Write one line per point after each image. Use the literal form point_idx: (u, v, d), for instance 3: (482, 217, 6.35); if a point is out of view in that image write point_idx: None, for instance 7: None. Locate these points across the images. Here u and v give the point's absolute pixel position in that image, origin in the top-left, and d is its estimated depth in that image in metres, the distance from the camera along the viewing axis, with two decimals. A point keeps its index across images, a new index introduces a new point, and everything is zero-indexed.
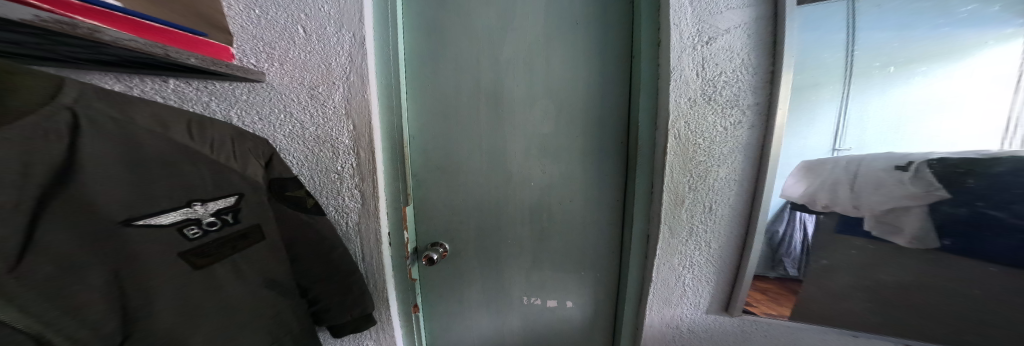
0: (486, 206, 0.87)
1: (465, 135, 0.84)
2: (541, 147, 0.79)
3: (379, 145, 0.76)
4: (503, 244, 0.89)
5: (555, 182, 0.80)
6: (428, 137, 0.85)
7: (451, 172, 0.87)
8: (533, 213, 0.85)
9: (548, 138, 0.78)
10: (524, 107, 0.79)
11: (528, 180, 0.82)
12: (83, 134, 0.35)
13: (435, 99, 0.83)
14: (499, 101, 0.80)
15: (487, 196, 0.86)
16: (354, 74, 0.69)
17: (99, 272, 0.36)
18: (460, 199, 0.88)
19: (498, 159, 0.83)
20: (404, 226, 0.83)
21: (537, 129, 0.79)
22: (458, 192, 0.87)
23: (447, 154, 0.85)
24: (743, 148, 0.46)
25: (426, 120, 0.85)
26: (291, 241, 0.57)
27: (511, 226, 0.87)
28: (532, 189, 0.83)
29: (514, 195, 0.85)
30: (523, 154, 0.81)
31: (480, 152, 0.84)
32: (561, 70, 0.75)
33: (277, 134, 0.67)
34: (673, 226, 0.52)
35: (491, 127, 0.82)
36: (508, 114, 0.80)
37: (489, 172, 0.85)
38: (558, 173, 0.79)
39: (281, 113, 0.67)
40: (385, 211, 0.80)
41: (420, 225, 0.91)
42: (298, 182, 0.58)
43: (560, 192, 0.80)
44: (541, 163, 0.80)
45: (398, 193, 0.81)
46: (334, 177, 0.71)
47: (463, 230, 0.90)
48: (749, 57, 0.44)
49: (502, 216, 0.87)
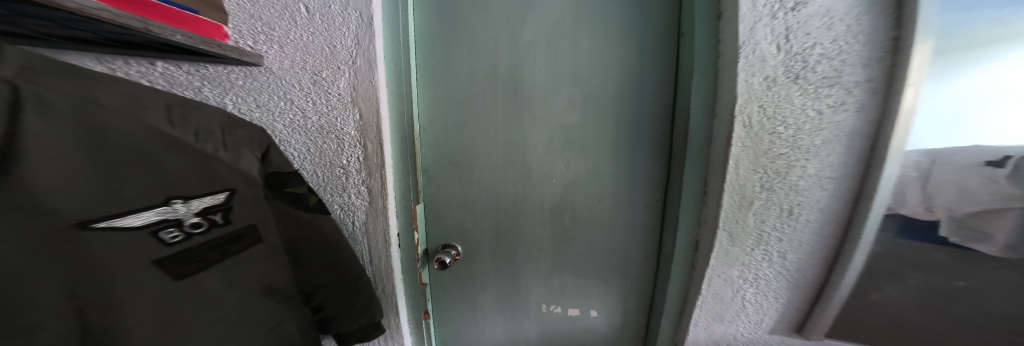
0: (503, 205, 0.80)
1: (480, 127, 0.76)
2: (567, 141, 0.72)
3: (387, 136, 0.69)
4: (521, 246, 0.82)
5: (581, 179, 0.72)
6: (440, 130, 0.79)
7: (465, 168, 0.80)
8: (554, 213, 0.77)
9: (575, 131, 0.71)
10: (547, 96, 0.71)
11: (551, 177, 0.75)
12: (25, 114, 0.28)
13: (448, 87, 0.76)
14: (519, 89, 0.73)
15: (505, 194, 0.79)
16: (360, 57, 0.62)
17: (51, 285, 0.29)
18: (475, 198, 0.81)
19: (518, 154, 0.76)
20: (415, 227, 0.77)
21: (563, 120, 0.71)
22: (472, 188, 0.81)
23: (461, 148, 0.78)
24: (845, 137, 0.37)
25: (439, 111, 0.78)
26: (293, 243, 0.51)
27: (529, 227, 0.80)
28: (553, 187, 0.75)
29: (535, 194, 0.77)
30: (546, 148, 0.74)
31: (498, 147, 0.77)
32: (590, 54, 0.67)
33: (276, 124, 0.60)
34: (734, 232, 0.44)
35: (509, 119, 0.74)
36: (530, 104, 0.73)
37: (507, 168, 0.77)
38: (586, 169, 0.71)
39: (281, 101, 0.60)
40: (393, 209, 0.74)
41: (430, 224, 0.85)
42: (299, 177, 0.51)
43: (586, 191, 0.72)
44: (565, 158, 0.73)
45: (408, 189, 0.75)
46: (339, 172, 0.65)
47: (477, 231, 0.84)
48: (856, 22, 0.35)
49: (520, 217, 0.80)
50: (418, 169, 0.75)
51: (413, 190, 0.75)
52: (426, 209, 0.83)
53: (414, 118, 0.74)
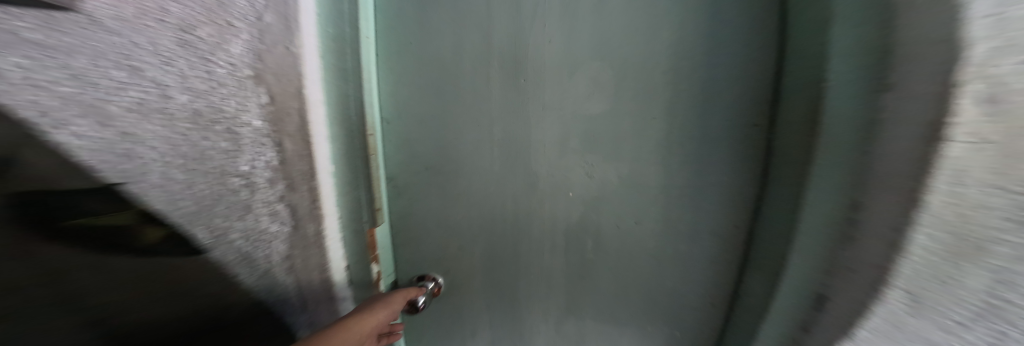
0: (500, 222, 0.63)
1: (466, 123, 0.58)
2: (587, 139, 0.52)
3: (319, 133, 0.48)
4: (523, 273, 0.66)
5: (605, 190, 0.52)
6: (413, 129, 0.60)
7: (446, 177, 0.62)
8: (565, 234, 0.59)
9: (600, 125, 0.50)
10: (558, 78, 0.52)
11: (560, 187, 0.56)
12: None
13: (423, 73, 0.58)
14: (519, 71, 0.54)
15: (499, 210, 0.62)
16: (271, 12, 0.40)
17: None
18: (458, 214, 0.65)
19: (517, 158, 0.57)
20: (372, 252, 0.62)
21: (579, 110, 0.52)
22: (460, 200, 0.64)
23: (442, 150, 0.61)
24: None
25: (410, 104, 0.59)
26: (114, 314, 0.29)
27: (532, 252, 0.63)
28: (562, 201, 0.57)
29: (538, 211, 0.60)
30: (556, 149, 0.55)
31: (490, 148, 0.58)
32: (624, 13, 0.46)
33: (109, 110, 0.24)
34: (925, 295, 0.24)
35: (506, 113, 0.56)
36: (533, 91, 0.54)
37: (503, 177, 0.60)
38: (610, 177, 0.52)
39: (118, 70, 0.25)
40: (333, 233, 0.55)
41: (408, 246, 0.69)
42: (110, 199, 0.27)
43: (608, 205, 0.53)
44: (580, 163, 0.53)
45: (356, 206, 0.58)
46: (227, 187, 0.37)
47: (467, 256, 0.67)
48: None
49: (518, 238, 0.63)
50: (374, 179, 0.59)
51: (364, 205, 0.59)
52: (398, 227, 0.68)
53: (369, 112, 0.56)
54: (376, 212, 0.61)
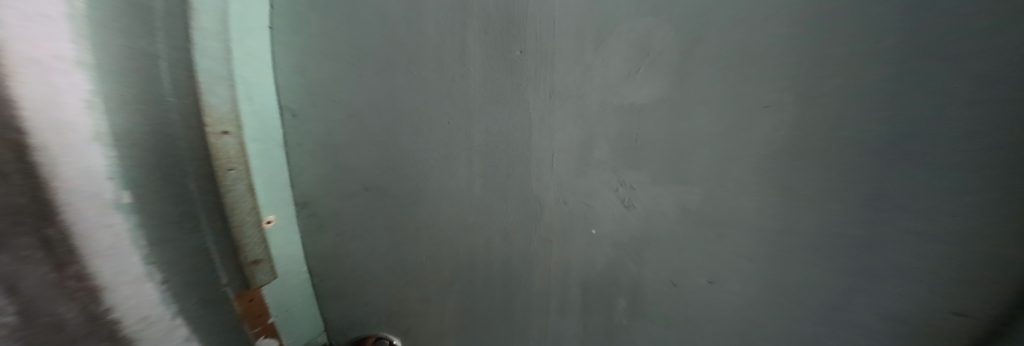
0: (481, 270, 0.44)
1: (429, 124, 0.38)
2: (627, 151, 0.33)
3: (71, 132, 0.21)
4: (515, 335, 0.47)
5: (649, 229, 0.35)
6: (347, 133, 0.39)
7: (400, 205, 0.42)
8: (581, 286, 0.41)
9: (650, 128, 0.31)
10: (574, 55, 0.33)
11: (579, 222, 0.38)
12: None
13: (356, 44, 0.36)
14: (511, 43, 0.34)
15: (480, 252, 0.42)
16: None
17: None
18: (419, 258, 0.45)
19: (511, 177, 0.38)
20: (252, 325, 0.38)
21: (612, 104, 0.33)
22: (422, 239, 0.43)
23: (391, 165, 0.40)
24: None
25: (338, 95, 0.38)
26: None
27: (529, 309, 0.44)
28: (579, 240, 0.39)
29: (540, 253, 0.41)
30: (573, 166, 0.36)
31: (468, 163, 0.38)
32: None
33: None
34: None
35: (492, 110, 0.36)
36: (535, 75, 0.35)
37: (488, 205, 0.40)
38: (656, 209, 0.34)
39: None
40: (157, 312, 0.29)
41: (348, 297, 0.48)
42: None
43: (652, 250, 0.35)
44: (611, 186, 0.35)
45: (205, 267, 0.32)
46: None
47: (435, 311, 0.48)
48: None
49: (509, 291, 0.44)
50: (240, 218, 0.34)
51: (222, 263, 0.33)
52: (331, 273, 0.47)
53: (225, 101, 0.30)
54: (252, 267, 0.36)
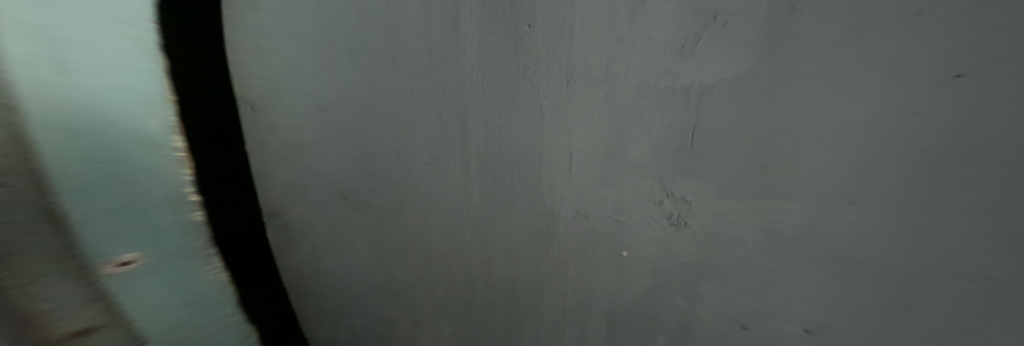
0: (479, 292, 0.36)
1: (417, 118, 0.30)
2: (679, 150, 0.25)
3: None
4: None
5: (701, 248, 0.28)
6: (317, 131, 0.32)
7: (384, 216, 0.34)
8: (606, 320, 0.33)
9: (718, 119, 0.24)
10: (600, 21, 0.24)
11: (607, 240, 0.30)
12: None
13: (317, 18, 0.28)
14: (516, 10, 0.25)
15: (480, 274, 0.35)
16: None
17: None
18: (407, 277, 0.37)
19: (521, 185, 0.30)
20: None
21: (661, 90, 0.25)
22: (410, 255, 0.36)
23: (372, 169, 0.33)
24: None
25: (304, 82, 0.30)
26: None
27: (539, 344, 0.37)
28: (605, 266, 0.31)
29: (556, 279, 0.33)
30: (599, 170, 0.28)
31: (463, 166, 0.31)
32: None
33: None
34: None
35: (495, 99, 0.28)
36: (548, 53, 0.26)
37: (488, 219, 0.32)
38: (723, 223, 0.26)
39: None
40: None
41: (328, 322, 0.42)
42: None
43: (705, 274, 0.28)
44: (653, 196, 0.28)
45: None
46: None
47: (428, 341, 0.41)
48: None
49: (515, 322, 0.36)
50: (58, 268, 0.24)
51: None
52: (308, 293, 0.40)
53: None
54: None
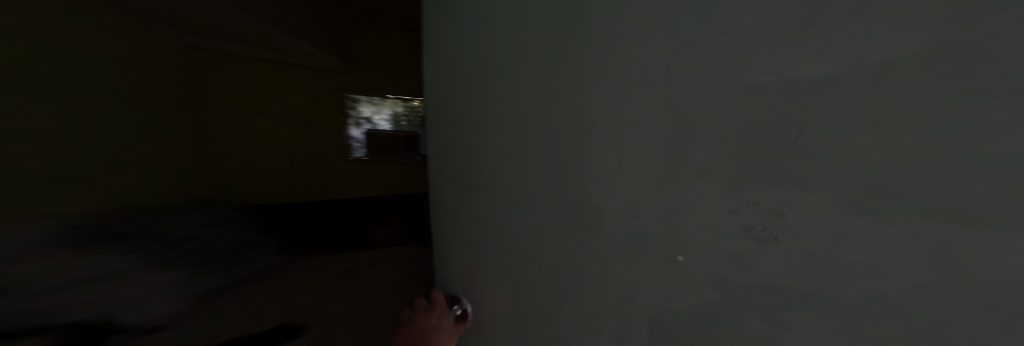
0: (531, 266, 0.43)
1: (502, 117, 0.40)
2: (757, 155, 0.20)
3: None
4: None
5: (784, 280, 0.21)
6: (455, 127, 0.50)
7: (475, 193, 0.48)
8: (647, 325, 0.31)
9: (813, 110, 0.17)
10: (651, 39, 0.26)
11: (649, 242, 0.29)
12: None
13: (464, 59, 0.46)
14: (578, 35, 0.31)
15: (533, 251, 0.42)
16: None
17: None
18: (485, 242, 0.50)
19: (570, 178, 0.34)
20: None
21: (724, 83, 0.22)
22: (490, 226, 0.48)
23: (473, 160, 0.47)
24: None
25: (454, 96, 0.48)
26: None
27: (580, 327, 0.39)
28: (653, 267, 0.29)
29: (598, 268, 0.34)
30: (649, 168, 0.27)
31: (525, 160, 0.38)
32: None
33: None
34: None
35: (557, 102, 0.34)
36: (604, 58, 0.29)
37: (541, 205, 0.38)
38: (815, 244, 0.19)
39: None
40: None
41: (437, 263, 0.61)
42: None
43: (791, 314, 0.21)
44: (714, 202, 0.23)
45: None
46: None
47: (492, 296, 0.51)
48: None
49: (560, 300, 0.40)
50: None
51: None
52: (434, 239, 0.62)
53: None
54: None
